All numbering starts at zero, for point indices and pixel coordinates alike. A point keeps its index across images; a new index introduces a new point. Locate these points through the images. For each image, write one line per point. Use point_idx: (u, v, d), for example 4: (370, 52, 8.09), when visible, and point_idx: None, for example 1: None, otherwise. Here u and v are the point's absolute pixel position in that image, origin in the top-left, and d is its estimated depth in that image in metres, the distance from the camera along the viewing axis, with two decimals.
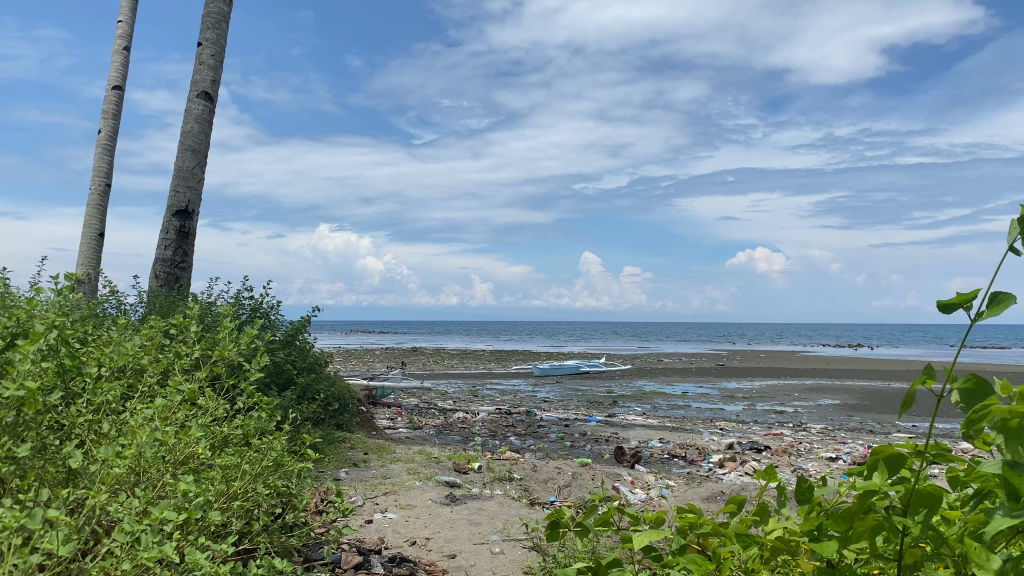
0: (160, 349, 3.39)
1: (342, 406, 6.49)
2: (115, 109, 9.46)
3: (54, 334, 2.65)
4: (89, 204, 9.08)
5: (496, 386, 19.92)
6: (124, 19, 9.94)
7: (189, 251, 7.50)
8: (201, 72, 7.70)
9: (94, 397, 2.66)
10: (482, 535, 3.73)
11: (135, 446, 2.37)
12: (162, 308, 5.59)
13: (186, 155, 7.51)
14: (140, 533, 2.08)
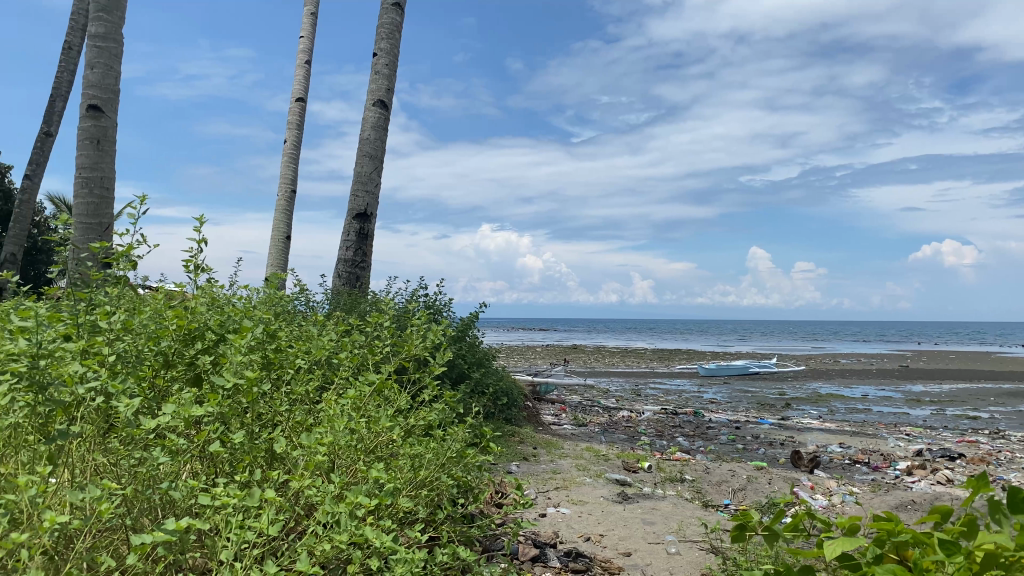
0: (352, 346, 3.62)
1: (510, 401, 6.62)
2: (299, 120, 10.09)
3: (261, 329, 2.90)
4: (277, 209, 9.75)
5: (660, 386, 19.67)
6: (305, 35, 10.56)
7: (368, 251, 7.88)
8: (377, 81, 8.07)
9: (295, 387, 2.88)
10: (657, 535, 3.68)
11: (331, 436, 2.55)
12: (345, 305, 5.90)
13: (364, 161, 7.89)
14: (339, 516, 2.22)
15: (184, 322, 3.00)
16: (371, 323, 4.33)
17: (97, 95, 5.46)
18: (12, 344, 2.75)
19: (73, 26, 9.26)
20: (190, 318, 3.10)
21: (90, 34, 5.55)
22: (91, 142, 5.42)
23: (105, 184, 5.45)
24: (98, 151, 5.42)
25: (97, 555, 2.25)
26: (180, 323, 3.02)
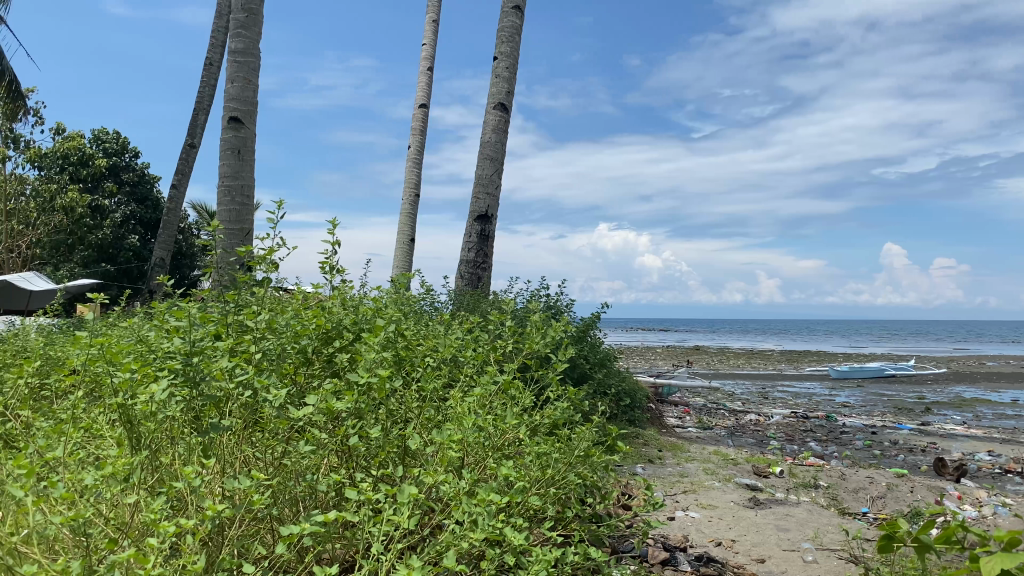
0: (477, 344, 3.67)
1: (634, 402, 6.56)
2: (421, 125, 10.34)
3: (392, 327, 2.99)
4: (402, 212, 10.02)
5: (788, 389, 18.99)
6: (427, 41, 10.80)
7: (489, 252, 8.00)
8: (497, 84, 8.17)
9: (425, 384, 2.96)
10: (793, 542, 3.56)
11: (462, 433, 2.60)
12: (469, 305, 5.99)
13: (485, 163, 8.01)
14: (474, 513, 2.26)
15: (321, 322, 3.14)
16: (498, 323, 4.38)
17: (239, 108, 5.77)
18: (169, 342, 2.96)
19: (213, 43, 9.83)
20: (326, 318, 3.23)
21: (231, 50, 5.88)
22: (232, 152, 5.74)
23: (245, 192, 5.76)
24: (239, 161, 5.73)
25: (250, 542, 2.40)
26: (317, 322, 3.16)
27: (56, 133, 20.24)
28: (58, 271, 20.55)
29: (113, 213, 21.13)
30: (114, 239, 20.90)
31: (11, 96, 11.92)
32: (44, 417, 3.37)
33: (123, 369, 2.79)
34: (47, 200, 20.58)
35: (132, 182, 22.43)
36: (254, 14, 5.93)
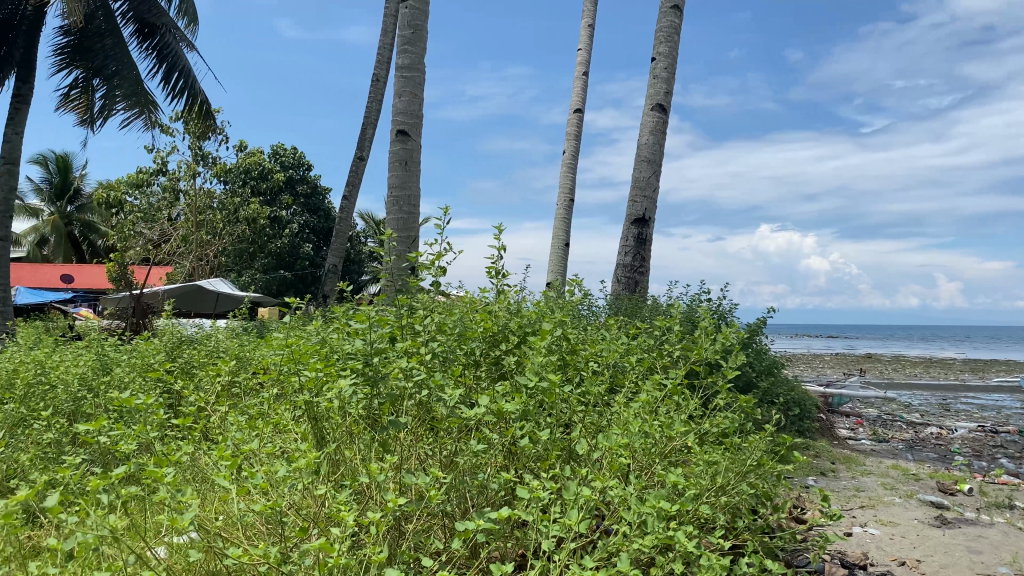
0: (642, 350, 3.65)
1: (802, 411, 6.31)
2: (577, 130, 10.39)
3: (557, 332, 3.06)
4: (557, 217, 10.10)
5: (974, 401, 17.53)
6: (582, 47, 10.84)
7: (647, 256, 7.92)
8: (656, 85, 8.07)
9: (589, 388, 2.99)
10: (987, 565, 3.30)
11: (629, 439, 2.62)
12: (628, 310, 5.96)
13: (642, 165, 7.93)
14: (644, 515, 2.26)
15: (488, 326, 3.24)
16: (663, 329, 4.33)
17: (405, 121, 6.03)
18: (349, 345, 3.17)
19: (379, 60, 10.32)
20: (494, 321, 3.33)
21: (398, 66, 6.15)
22: (399, 164, 6.01)
23: (412, 202, 6.00)
24: (405, 172, 5.99)
25: (425, 537, 2.54)
26: (483, 326, 3.28)
27: (239, 150, 21.85)
28: (242, 277, 22.14)
29: (290, 224, 22.69)
30: (291, 246, 22.40)
31: (202, 117, 12.99)
32: (239, 414, 3.68)
33: (309, 369, 3.01)
34: (232, 212, 22.21)
35: (306, 194, 23.90)
36: (419, 29, 6.17)
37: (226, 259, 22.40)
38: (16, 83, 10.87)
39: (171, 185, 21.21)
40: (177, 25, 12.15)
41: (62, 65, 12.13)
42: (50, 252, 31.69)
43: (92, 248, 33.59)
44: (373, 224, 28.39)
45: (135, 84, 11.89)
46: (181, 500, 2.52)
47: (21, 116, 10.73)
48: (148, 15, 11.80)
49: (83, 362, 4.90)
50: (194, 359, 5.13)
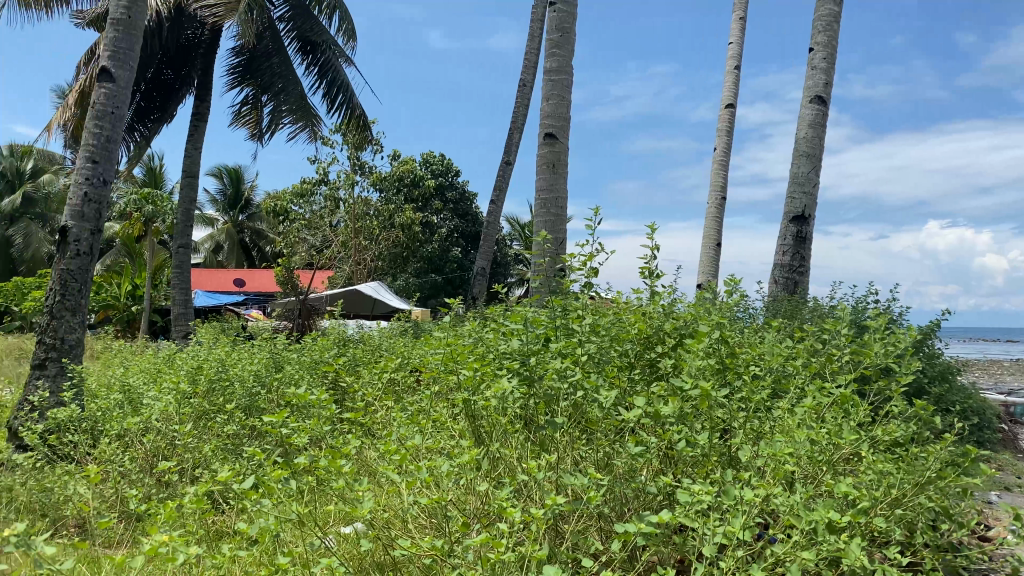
0: (806, 355, 3.50)
1: (982, 421, 5.86)
2: (728, 126, 10.11)
3: (715, 334, 3.01)
4: (708, 216, 9.88)
5: None
6: (734, 40, 10.53)
7: (806, 255, 7.60)
8: (814, 77, 7.74)
9: (749, 391, 2.91)
10: None
11: (793, 446, 2.53)
12: (788, 311, 5.74)
13: (801, 161, 7.63)
14: (814, 527, 2.18)
15: (643, 328, 3.23)
16: (833, 331, 4.13)
17: (553, 124, 6.09)
18: (505, 346, 3.24)
19: (526, 65, 10.45)
20: (649, 323, 3.30)
21: (546, 70, 6.21)
22: (547, 166, 6.06)
23: (560, 204, 6.03)
24: (554, 174, 6.03)
25: (583, 538, 2.57)
26: (638, 328, 3.26)
27: (392, 158, 22.70)
28: (397, 280, 23.33)
29: (439, 228, 23.86)
30: (440, 251, 23.57)
31: (359, 128, 13.63)
32: (400, 411, 3.85)
33: (467, 368, 3.11)
34: (386, 218, 22.71)
35: (454, 201, 24.74)
36: (568, 31, 6.20)
37: (383, 263, 22.99)
38: (195, 102, 11.78)
39: (331, 193, 22.29)
40: (336, 42, 12.84)
41: (234, 84, 13.05)
42: (225, 257, 34.11)
43: (261, 253, 35.84)
44: (520, 227, 28.80)
45: (299, 99, 12.63)
46: (356, 492, 2.67)
47: (200, 133, 11.61)
48: (310, 34, 12.52)
49: (257, 360, 5.27)
50: (356, 358, 5.41)
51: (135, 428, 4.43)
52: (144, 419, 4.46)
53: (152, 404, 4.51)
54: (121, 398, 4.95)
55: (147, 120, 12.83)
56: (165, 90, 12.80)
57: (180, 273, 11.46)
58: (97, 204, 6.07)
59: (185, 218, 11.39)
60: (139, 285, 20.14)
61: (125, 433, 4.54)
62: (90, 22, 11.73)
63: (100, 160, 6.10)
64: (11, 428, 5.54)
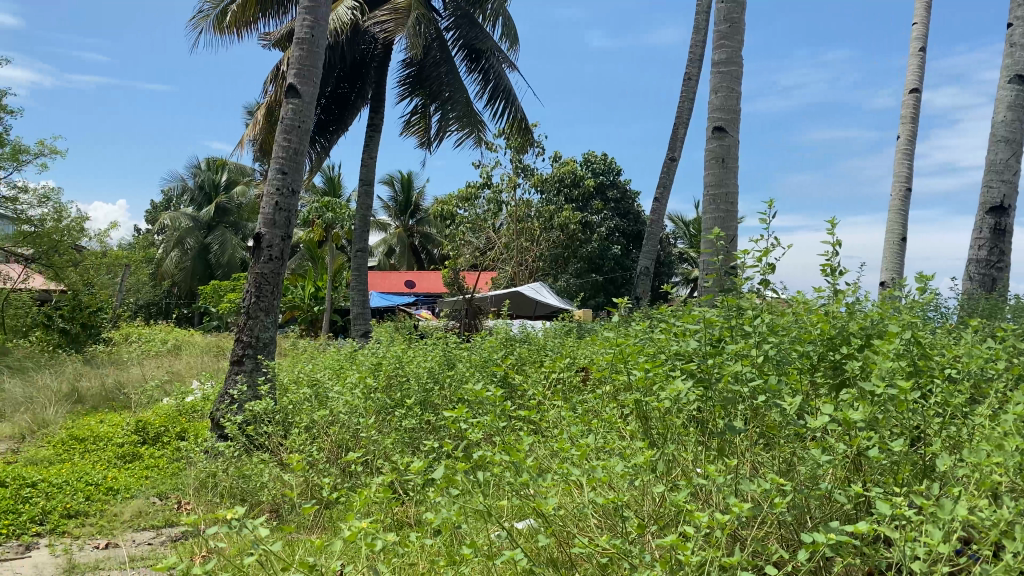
0: (1013, 357, 3.21)
1: None
2: (913, 112, 9.46)
3: (906, 335, 2.84)
4: (891, 210, 9.28)
5: None
6: (918, 20, 9.84)
7: (1006, 250, 6.96)
8: (1013, 54, 7.10)
9: (948, 397, 2.72)
10: None
11: (1002, 458, 2.32)
12: (986, 311, 5.28)
13: (999, 147, 7.02)
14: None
15: (826, 328, 3.10)
16: None
17: (722, 117, 5.93)
18: (678, 346, 3.22)
19: (691, 59, 10.25)
20: (831, 324, 3.16)
21: (714, 62, 6.08)
22: (716, 161, 5.91)
23: (730, 200, 5.87)
24: (723, 169, 5.88)
25: (764, 545, 2.50)
26: (821, 328, 3.15)
27: (553, 159, 22.92)
28: (558, 281, 23.61)
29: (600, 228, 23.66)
30: (601, 250, 23.53)
31: (522, 131, 13.85)
32: (571, 409, 3.89)
33: (639, 368, 3.11)
34: (548, 218, 22.97)
35: (615, 199, 24.52)
36: (736, 23, 6.04)
37: (543, 264, 23.18)
38: (369, 113, 12.41)
39: (494, 196, 22.81)
40: (500, 48, 13.12)
41: (404, 94, 13.63)
42: (396, 261, 35.77)
43: (429, 256, 37.30)
44: (685, 225, 28.36)
45: (466, 106, 12.98)
46: (537, 488, 2.73)
47: (374, 142, 12.22)
48: (475, 41, 12.88)
49: (431, 357, 5.49)
50: (524, 358, 5.51)
51: (322, 420, 4.76)
52: (332, 413, 4.78)
53: (338, 398, 4.84)
54: (310, 392, 5.32)
55: (326, 132, 13.58)
56: (342, 104, 13.56)
57: (357, 276, 12.11)
58: (287, 213, 6.52)
59: (362, 224, 12.02)
60: (320, 287, 21.50)
61: (314, 426, 4.88)
62: (275, 43, 12.66)
63: (289, 170, 6.56)
64: (215, 419, 6.07)
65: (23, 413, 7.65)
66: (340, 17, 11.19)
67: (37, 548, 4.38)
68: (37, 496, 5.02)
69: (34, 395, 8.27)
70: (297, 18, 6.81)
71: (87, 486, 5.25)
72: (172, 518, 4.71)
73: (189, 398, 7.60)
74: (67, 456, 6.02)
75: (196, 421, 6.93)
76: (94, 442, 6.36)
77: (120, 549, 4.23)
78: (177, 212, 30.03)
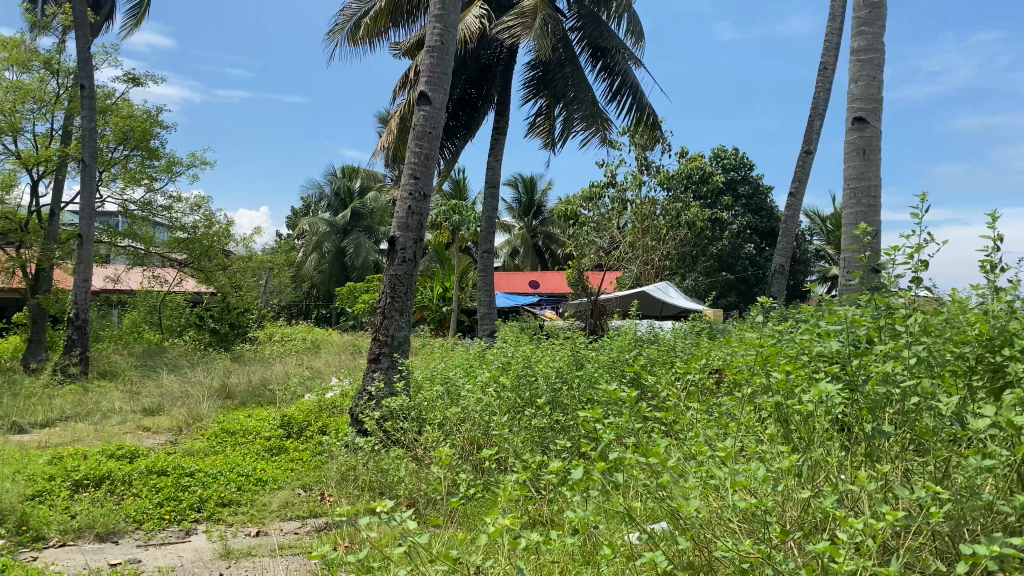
0: None
1: None
2: None
3: None
4: None
5: None
6: None
7: None
8: None
9: None
10: None
11: None
12: None
13: None
14: None
15: (985, 329, 2.90)
16: None
17: (862, 107, 5.66)
18: (822, 348, 3.12)
19: (827, 47, 9.83)
20: (990, 323, 2.95)
21: (853, 50, 5.81)
22: (857, 153, 5.67)
23: (872, 193, 5.62)
24: (864, 161, 5.63)
25: (920, 557, 2.37)
26: (978, 329, 2.95)
27: (680, 156, 22.50)
28: (686, 279, 23.23)
29: (730, 225, 23.03)
30: (732, 248, 23.11)
31: (648, 127, 13.67)
32: (706, 411, 3.80)
33: (779, 370, 3.04)
34: (674, 217, 22.63)
35: (747, 195, 23.80)
36: (877, 8, 5.75)
37: (670, 263, 22.89)
38: (495, 117, 12.60)
39: (619, 196, 22.67)
40: (625, 45, 12.99)
41: (529, 96, 13.75)
42: (521, 261, 36.12)
43: (553, 256, 37.46)
44: (820, 221, 27.30)
45: (591, 105, 12.92)
46: (679, 489, 2.69)
47: (500, 146, 12.39)
48: (600, 40, 12.80)
49: (559, 357, 5.49)
50: (655, 358, 5.45)
51: (455, 417, 4.85)
52: (464, 411, 4.88)
53: (470, 397, 4.93)
54: (442, 390, 5.44)
55: (455, 138, 13.88)
56: (469, 109, 13.84)
57: (484, 276, 12.30)
58: (419, 216, 6.69)
59: (488, 225, 12.20)
60: (447, 287, 22.00)
61: (446, 423, 4.99)
62: (405, 52, 13.05)
63: (420, 175, 6.74)
64: (353, 414, 6.32)
65: (181, 407, 8.23)
66: (469, 24, 11.47)
67: (196, 534, 4.70)
68: (195, 484, 5.38)
69: (190, 390, 8.88)
70: (428, 25, 6.99)
71: (238, 476, 5.58)
72: (316, 509, 4.94)
73: (327, 394, 7.95)
74: (220, 447, 6.43)
75: (335, 417, 7.24)
76: (243, 435, 6.76)
77: (269, 537, 4.48)
78: (315, 217, 31.48)
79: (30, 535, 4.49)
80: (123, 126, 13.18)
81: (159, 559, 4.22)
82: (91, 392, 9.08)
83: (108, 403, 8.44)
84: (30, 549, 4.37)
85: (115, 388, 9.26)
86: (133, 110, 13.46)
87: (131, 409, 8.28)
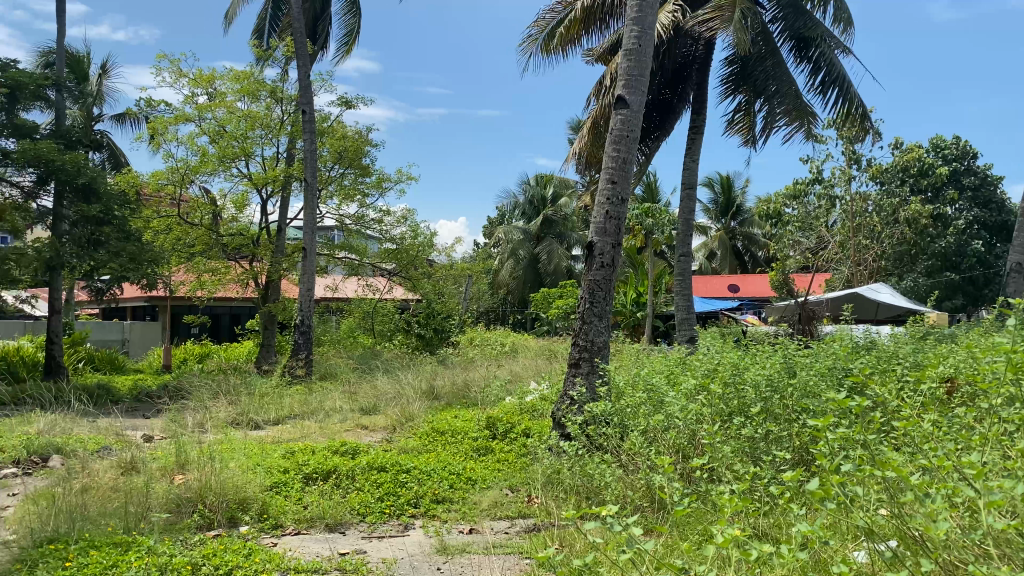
0: None
1: None
2: None
3: None
4: None
5: None
6: None
7: None
8: None
9: None
10: None
11: None
12: None
13: None
14: None
15: None
16: None
17: None
18: None
19: None
20: None
21: None
22: None
23: None
24: None
25: None
26: None
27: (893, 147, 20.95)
28: (904, 280, 21.59)
29: (955, 220, 20.93)
30: (957, 246, 20.81)
31: (857, 119, 12.86)
32: (941, 423, 3.50)
33: None
34: (889, 214, 21.51)
35: (974, 186, 21.48)
36: None
37: (888, 263, 22.11)
38: (691, 116, 12.35)
39: (825, 192, 21.47)
40: (832, 34, 12.28)
41: (727, 93, 13.36)
42: (718, 263, 35.03)
43: (753, 259, 36.07)
44: None
45: (794, 98, 12.42)
46: (918, 503, 2.50)
47: (696, 145, 12.13)
48: (804, 30, 12.21)
49: (770, 364, 5.27)
50: (876, 366, 5.12)
51: (659, 425, 4.78)
52: (670, 418, 4.81)
53: (677, 404, 4.85)
54: (645, 395, 5.38)
55: (649, 139, 13.78)
56: (663, 110, 13.68)
57: (681, 280, 12.09)
58: (618, 220, 6.68)
59: (685, 228, 11.98)
60: (641, 292, 21.81)
61: (650, 429, 4.92)
62: (597, 58, 13.10)
63: (618, 180, 6.72)
64: (558, 417, 6.42)
65: (394, 407, 8.73)
66: (662, 24, 11.35)
67: (414, 528, 4.96)
68: (411, 481, 5.67)
69: (402, 390, 9.40)
70: (625, 28, 6.98)
71: (450, 475, 5.83)
72: (524, 510, 5.05)
73: (529, 397, 8.16)
74: (432, 446, 6.75)
75: (538, 419, 7.38)
76: (452, 435, 7.05)
77: (482, 536, 4.64)
78: (510, 225, 32.36)
79: (271, 523, 4.94)
80: (338, 146, 14.23)
81: (382, 550, 4.49)
82: (315, 393, 9.83)
83: (330, 403, 9.12)
84: (271, 535, 4.80)
85: (336, 390, 9.97)
86: (346, 131, 14.49)
87: (350, 408, 8.89)
